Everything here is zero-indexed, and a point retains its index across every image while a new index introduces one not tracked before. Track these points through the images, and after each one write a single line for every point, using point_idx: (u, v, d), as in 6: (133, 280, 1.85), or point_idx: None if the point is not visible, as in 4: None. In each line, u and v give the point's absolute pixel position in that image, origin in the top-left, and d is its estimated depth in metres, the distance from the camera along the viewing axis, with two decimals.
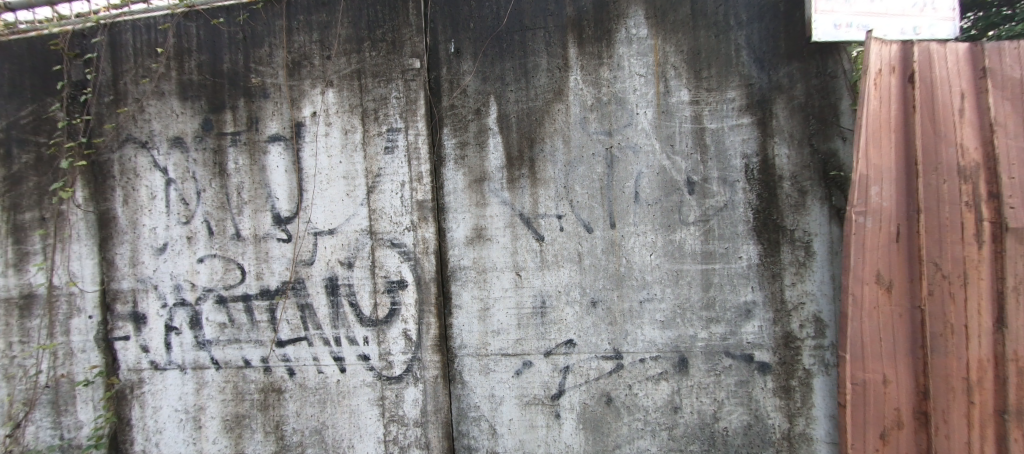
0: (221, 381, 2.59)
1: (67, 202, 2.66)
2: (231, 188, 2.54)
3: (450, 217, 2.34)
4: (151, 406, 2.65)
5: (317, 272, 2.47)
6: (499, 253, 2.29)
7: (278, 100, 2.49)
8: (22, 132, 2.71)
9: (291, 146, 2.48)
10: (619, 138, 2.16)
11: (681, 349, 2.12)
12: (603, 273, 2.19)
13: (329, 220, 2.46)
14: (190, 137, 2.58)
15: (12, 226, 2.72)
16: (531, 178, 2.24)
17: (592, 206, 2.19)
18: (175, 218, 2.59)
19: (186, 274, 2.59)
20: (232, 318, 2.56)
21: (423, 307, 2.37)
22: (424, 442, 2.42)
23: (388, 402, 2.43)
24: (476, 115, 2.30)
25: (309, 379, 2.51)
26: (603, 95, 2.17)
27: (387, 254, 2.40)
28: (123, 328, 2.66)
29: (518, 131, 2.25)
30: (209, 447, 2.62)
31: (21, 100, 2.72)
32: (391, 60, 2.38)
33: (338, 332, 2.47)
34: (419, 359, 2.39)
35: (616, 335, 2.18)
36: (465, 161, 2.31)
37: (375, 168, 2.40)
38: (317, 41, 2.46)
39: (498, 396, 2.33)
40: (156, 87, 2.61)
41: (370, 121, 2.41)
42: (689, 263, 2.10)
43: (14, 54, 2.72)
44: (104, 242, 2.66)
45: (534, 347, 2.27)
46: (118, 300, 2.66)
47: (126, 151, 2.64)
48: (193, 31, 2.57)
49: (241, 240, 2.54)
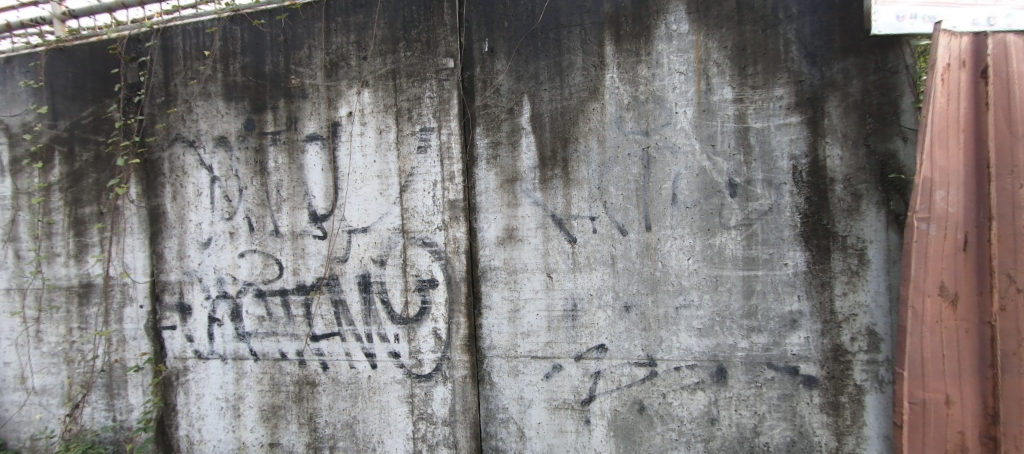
0: (259, 372, 2.68)
1: (122, 197, 2.82)
2: (271, 186, 2.63)
3: (482, 217, 2.33)
4: (195, 393, 2.77)
5: (351, 269, 2.52)
6: (530, 254, 2.27)
7: (317, 100, 2.56)
8: (84, 131, 2.90)
9: (328, 145, 2.54)
10: (656, 138, 2.09)
11: (719, 358, 2.04)
12: (637, 276, 2.13)
13: (363, 218, 2.50)
14: (233, 137, 2.68)
15: (74, 219, 2.91)
16: (564, 178, 2.21)
17: (626, 208, 2.13)
18: (219, 214, 2.70)
19: (228, 268, 2.70)
20: (270, 312, 2.65)
21: (453, 306, 2.38)
22: (452, 441, 2.42)
23: (418, 400, 2.45)
24: (509, 114, 2.28)
25: (342, 374, 2.56)
26: (640, 94, 2.11)
27: (419, 253, 2.42)
28: (170, 318, 2.80)
29: (552, 130, 2.22)
30: (247, 435, 2.72)
31: (82, 101, 2.90)
32: (425, 60, 2.40)
33: (370, 328, 2.51)
34: (448, 359, 2.40)
35: (650, 342, 2.12)
36: (498, 161, 2.30)
37: (409, 167, 2.43)
38: (354, 42, 2.51)
39: (526, 399, 2.31)
40: (203, 88, 2.73)
41: (404, 121, 2.43)
42: (729, 269, 2.01)
43: (77, 58, 2.91)
44: (154, 236, 2.80)
45: (564, 351, 2.23)
46: (167, 291, 2.79)
47: (175, 150, 2.77)
48: (238, 34, 2.68)
49: (279, 236, 2.62)
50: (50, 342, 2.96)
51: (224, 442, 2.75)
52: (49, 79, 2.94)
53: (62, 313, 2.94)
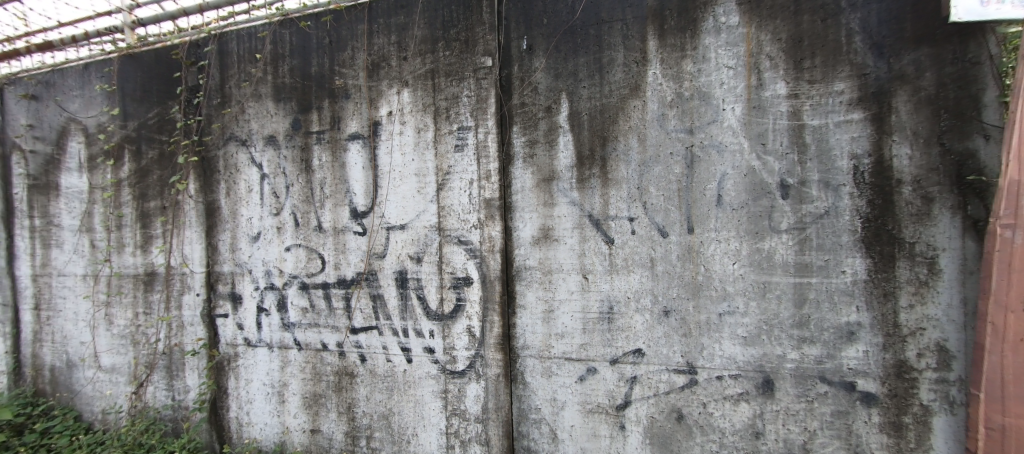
0: (302, 362, 2.80)
1: (182, 193, 3.02)
2: (315, 183, 2.73)
3: (518, 217, 2.32)
4: (244, 378, 2.94)
5: (389, 265, 2.58)
6: (566, 255, 2.23)
7: (359, 100, 2.63)
8: (150, 131, 3.13)
9: (369, 144, 2.61)
10: (701, 136, 2.00)
11: (765, 369, 1.93)
12: (678, 280, 2.05)
13: (400, 216, 2.55)
14: (282, 136, 2.80)
15: (140, 213, 3.15)
16: (602, 178, 2.16)
17: (667, 209, 2.05)
18: (267, 210, 2.83)
19: (276, 261, 2.83)
20: (313, 304, 2.76)
21: (487, 305, 2.39)
22: (484, 439, 2.43)
23: (451, 396, 2.48)
24: (547, 112, 2.25)
25: (379, 367, 2.63)
26: (685, 90, 2.02)
27: (454, 251, 2.44)
28: (223, 306, 2.97)
29: (590, 129, 2.18)
30: (290, 420, 2.84)
31: (149, 103, 3.13)
32: (464, 59, 2.41)
33: (406, 323, 2.56)
34: (482, 357, 2.41)
35: (690, 348, 2.04)
36: (534, 160, 2.27)
37: (446, 166, 2.45)
38: (395, 43, 2.56)
39: (560, 400, 2.28)
40: (255, 90, 2.87)
41: (442, 120, 2.45)
42: (779, 275, 1.90)
43: (144, 63, 3.14)
44: (209, 230, 2.98)
45: (599, 354, 2.19)
46: (220, 281, 2.97)
47: (229, 149, 2.93)
48: (287, 38, 2.79)
49: (322, 231, 2.72)
50: (119, 325, 3.22)
51: (269, 427, 2.90)
52: (120, 83, 3.19)
53: (130, 298, 3.19)
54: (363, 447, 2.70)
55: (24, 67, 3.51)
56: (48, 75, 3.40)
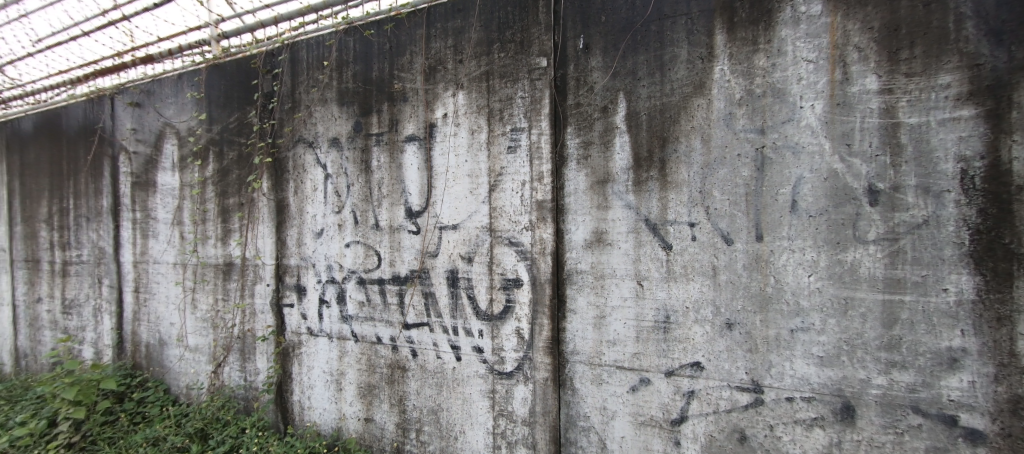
0: (358, 353, 2.93)
1: (257, 191, 3.27)
2: (373, 183, 2.85)
3: (570, 219, 2.27)
4: (306, 365, 3.12)
5: (441, 264, 2.63)
6: (620, 260, 2.16)
7: (416, 103, 2.71)
8: (231, 134, 3.42)
9: (424, 145, 2.68)
10: (774, 136, 1.85)
11: (845, 393, 1.75)
12: (743, 291, 1.91)
13: (453, 216, 2.59)
14: (344, 138, 2.94)
15: (221, 208, 3.44)
16: (660, 181, 2.06)
17: (733, 214, 1.92)
18: (330, 208, 3.00)
19: (336, 256, 2.99)
20: (369, 298, 2.88)
21: (537, 307, 2.36)
22: (531, 442, 2.41)
23: (499, 397, 2.48)
24: (603, 113, 2.19)
25: (429, 363, 2.69)
26: (756, 87, 1.88)
27: (505, 252, 2.44)
28: (289, 297, 3.18)
29: (649, 129, 2.08)
30: (347, 408, 2.99)
31: (231, 108, 3.42)
32: (518, 60, 2.40)
33: (456, 322, 2.60)
34: (530, 359, 2.39)
35: (756, 365, 1.89)
36: (589, 161, 2.22)
37: (498, 167, 2.45)
38: (451, 46, 2.61)
39: (609, 409, 2.21)
40: (321, 95, 3.04)
41: (495, 122, 2.46)
42: (864, 290, 1.71)
43: (227, 71, 3.43)
44: (279, 225, 3.20)
45: (653, 365, 2.09)
46: (288, 273, 3.18)
47: (298, 150, 3.12)
48: (352, 44, 2.93)
49: (379, 229, 2.83)
50: (201, 309, 3.55)
51: (327, 413, 3.06)
52: (207, 91, 3.52)
53: (211, 285, 3.50)
54: (412, 439, 2.77)
55: (131, 78, 3.98)
56: (150, 84, 3.83)
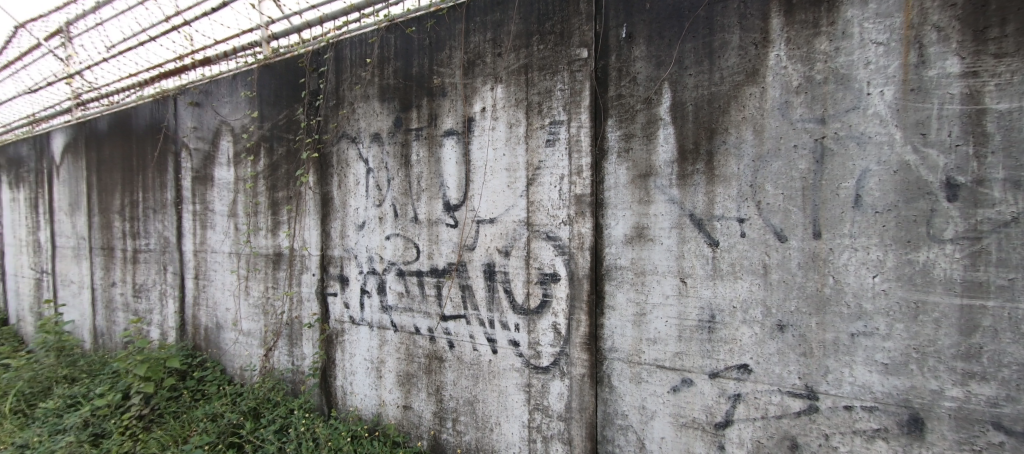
0: (397, 342, 3.01)
1: (304, 185, 3.41)
2: (413, 177, 2.90)
3: (610, 214, 2.22)
4: (349, 352, 3.25)
5: (478, 257, 2.65)
6: (662, 256, 2.09)
7: (455, 97, 2.72)
8: (280, 130, 3.58)
9: (462, 139, 2.69)
10: (836, 126, 1.72)
11: (913, 404, 1.61)
12: (798, 291, 1.80)
13: (491, 209, 2.60)
14: (385, 133, 3.01)
15: (271, 201, 3.62)
16: (707, 174, 1.97)
17: (788, 210, 1.81)
18: (371, 201, 3.08)
19: (377, 248, 3.07)
20: (408, 290, 2.95)
21: (574, 303, 2.33)
22: (567, 437, 2.40)
23: (535, 390, 2.48)
24: (646, 104, 2.11)
25: (466, 354, 2.72)
26: (817, 73, 1.75)
27: (543, 246, 2.42)
28: (333, 286, 3.31)
29: (695, 121, 2.00)
30: (387, 395, 3.09)
31: (280, 106, 3.58)
32: (558, 52, 2.36)
33: (493, 315, 2.61)
34: (567, 355, 2.37)
35: (811, 371, 1.78)
36: (630, 154, 2.16)
37: (537, 161, 2.43)
38: (490, 40, 2.60)
39: (649, 409, 2.15)
40: (364, 92, 3.12)
41: (534, 115, 2.44)
42: (938, 294, 1.57)
43: (277, 71, 3.60)
44: (324, 218, 3.32)
45: (697, 365, 2.02)
46: (332, 264, 3.31)
47: (342, 145, 3.23)
48: (393, 41, 2.99)
49: (418, 223, 2.88)
50: (253, 296, 3.76)
51: (368, 399, 3.17)
52: (259, 90, 3.70)
53: (262, 274, 3.70)
54: (448, 428, 2.83)
55: (191, 79, 4.26)
56: (208, 85, 4.08)
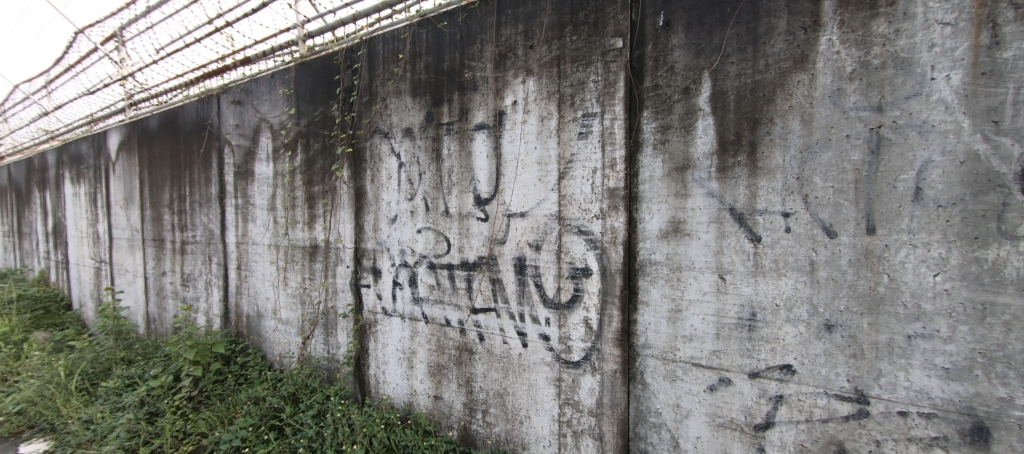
0: (429, 334, 3.07)
1: (339, 179, 3.51)
2: (444, 171, 2.93)
3: (645, 208, 2.17)
4: (382, 342, 3.34)
5: (509, 251, 2.65)
6: (699, 252, 2.03)
7: (486, 91, 2.72)
8: (316, 126, 3.68)
9: (493, 133, 2.69)
10: (894, 114, 1.62)
11: (977, 412, 1.51)
12: (848, 290, 1.71)
13: (522, 203, 2.59)
14: (417, 128, 3.05)
15: (308, 195, 3.75)
16: (749, 167, 1.89)
17: (838, 204, 1.72)
18: (403, 195, 3.14)
19: (409, 241, 3.13)
20: (439, 282, 2.99)
21: (607, 298, 2.30)
22: (598, 433, 2.38)
23: (565, 385, 2.47)
24: (684, 94, 2.05)
25: (496, 347, 2.74)
26: (873, 57, 1.65)
27: (574, 241, 2.39)
28: (367, 278, 3.40)
29: (737, 111, 1.92)
30: (418, 385, 3.15)
31: (316, 102, 3.69)
32: (592, 43, 2.31)
33: (523, 308, 2.61)
34: (598, 350, 2.34)
35: (861, 373, 1.69)
36: (666, 146, 2.10)
37: (569, 154, 2.40)
38: (522, 32, 2.58)
39: (684, 408, 2.10)
40: (396, 87, 3.17)
41: (566, 107, 2.40)
42: (1009, 295, 1.47)
43: (313, 68, 3.70)
44: (358, 211, 3.41)
45: (736, 364, 1.96)
46: (365, 256, 3.39)
47: (375, 140, 3.29)
48: (425, 36, 3.02)
49: (449, 216, 2.91)
50: (292, 286, 3.91)
51: (401, 388, 3.25)
52: (296, 87, 3.82)
53: (299, 265, 3.84)
54: (478, 419, 2.86)
55: (233, 79, 4.45)
56: (249, 84, 4.24)
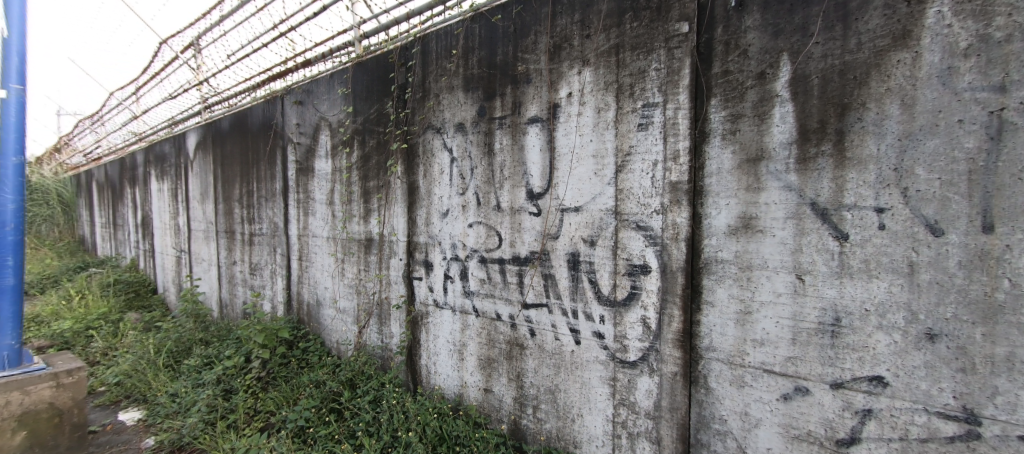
0: (479, 327, 3.09)
1: (393, 174, 3.61)
2: (496, 165, 2.92)
3: (711, 202, 2.04)
4: (433, 333, 3.41)
5: (562, 246, 2.59)
6: (774, 250, 1.88)
7: (539, 84, 2.68)
8: (372, 123, 3.81)
9: (547, 127, 2.65)
10: (1020, 94, 1.43)
11: None
12: (956, 296, 1.54)
13: (576, 198, 2.52)
14: (469, 123, 3.06)
15: (364, 190, 3.89)
16: (835, 157, 1.73)
17: (945, 198, 1.54)
18: (455, 190, 3.17)
19: (460, 235, 3.16)
20: (490, 276, 3.00)
21: (666, 296, 2.20)
22: (655, 436, 2.28)
23: (620, 385, 2.40)
24: (758, 80, 1.90)
25: (547, 343, 2.71)
26: (995, 30, 1.47)
27: (632, 237, 2.30)
28: (419, 271, 3.48)
29: (821, 96, 1.76)
30: (469, 377, 3.19)
31: (372, 100, 3.81)
32: (654, 29, 2.20)
33: (576, 305, 2.55)
34: (657, 351, 2.25)
35: (971, 390, 1.52)
36: (737, 136, 1.96)
37: (627, 146, 2.31)
38: (578, 21, 2.51)
39: (753, 417, 1.97)
40: (449, 83, 3.20)
41: (625, 98, 2.31)
42: None
43: (370, 67, 3.82)
44: (411, 205, 3.49)
45: (815, 373, 1.80)
46: (418, 250, 3.47)
47: (429, 136, 3.35)
48: (478, 31, 3.02)
49: (501, 211, 2.90)
50: (348, 277, 4.09)
51: (451, 379, 3.31)
52: (353, 86, 3.97)
53: (355, 257, 4.00)
54: (529, 415, 2.85)
55: (296, 80, 4.70)
56: (310, 85, 4.47)
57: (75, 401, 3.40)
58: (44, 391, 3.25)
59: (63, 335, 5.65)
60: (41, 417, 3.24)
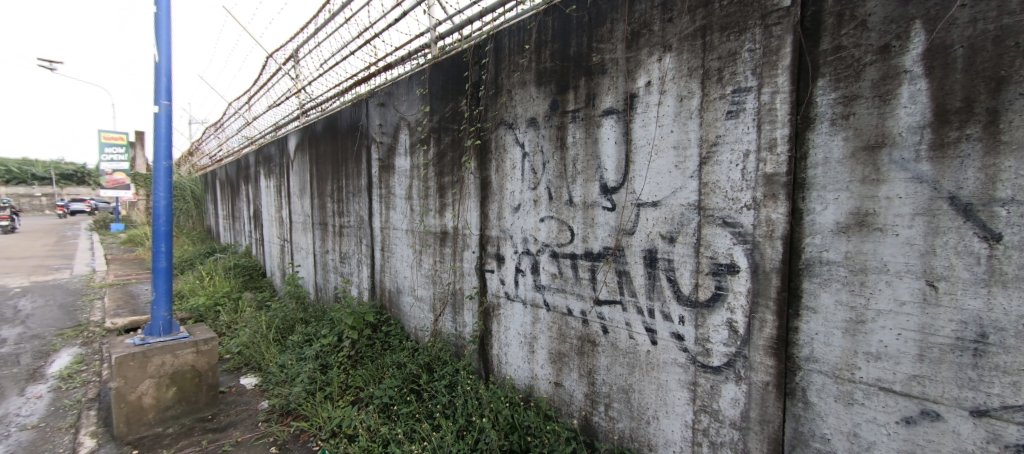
0: (550, 321, 3.08)
1: (467, 170, 3.70)
2: (568, 159, 2.86)
3: (816, 196, 1.82)
4: (504, 325, 3.47)
5: (638, 242, 2.47)
6: (896, 252, 1.63)
7: (615, 74, 2.57)
8: (447, 121, 3.94)
9: (624, 118, 2.53)
10: None
11: None
12: None
13: (654, 192, 2.39)
14: (542, 117, 3.03)
15: (439, 186, 4.04)
16: (985, 142, 1.46)
17: None
18: (527, 184, 3.17)
19: (532, 230, 3.16)
20: (561, 271, 2.96)
21: (758, 299, 2.01)
22: (741, 448, 2.11)
23: (701, 391, 2.24)
24: (880, 54, 1.65)
25: (621, 341, 2.61)
26: None
27: (717, 234, 2.13)
28: (491, 264, 3.55)
29: (967, 69, 1.49)
30: (539, 370, 3.21)
31: (448, 99, 3.94)
32: (748, 5, 2.00)
33: (653, 304, 2.43)
34: (745, 357, 2.07)
35: None
36: (852, 121, 1.72)
37: (713, 136, 2.13)
38: (659, 5, 2.36)
39: (864, 439, 1.74)
40: (521, 78, 3.19)
41: (711, 84, 2.13)
42: None
43: (446, 66, 3.95)
44: (484, 200, 3.56)
45: (949, 396, 1.55)
46: (490, 243, 3.54)
47: (501, 131, 3.38)
48: (552, 23, 2.97)
49: (574, 206, 2.84)
50: (425, 267, 4.30)
51: (522, 371, 3.34)
52: (430, 86, 4.13)
53: (432, 249, 4.19)
54: (601, 412, 2.79)
55: (379, 83, 5.01)
56: (391, 87, 4.74)
57: (210, 365, 4.00)
58: (188, 356, 3.86)
59: (198, 309, 6.67)
60: (186, 377, 3.85)
